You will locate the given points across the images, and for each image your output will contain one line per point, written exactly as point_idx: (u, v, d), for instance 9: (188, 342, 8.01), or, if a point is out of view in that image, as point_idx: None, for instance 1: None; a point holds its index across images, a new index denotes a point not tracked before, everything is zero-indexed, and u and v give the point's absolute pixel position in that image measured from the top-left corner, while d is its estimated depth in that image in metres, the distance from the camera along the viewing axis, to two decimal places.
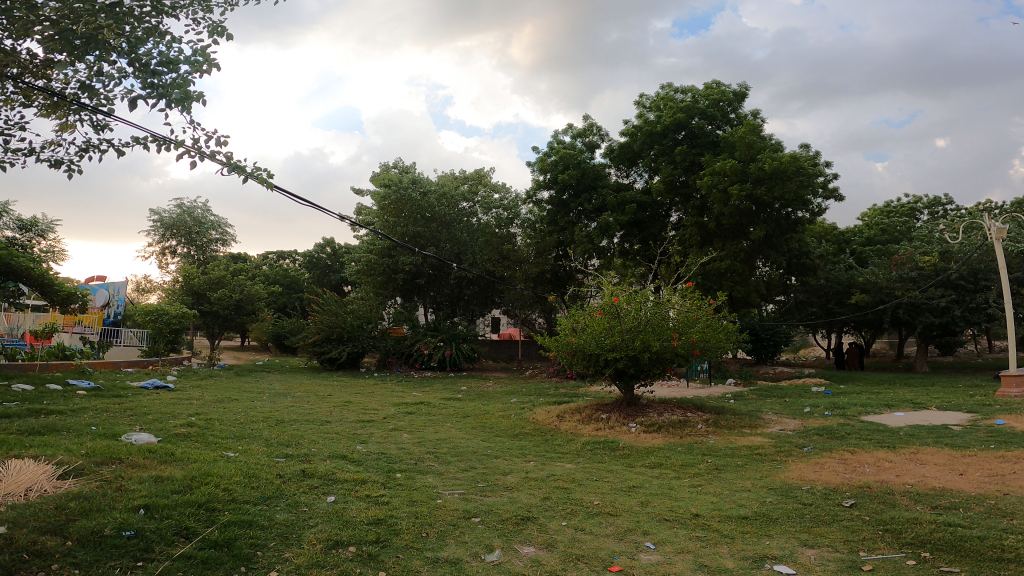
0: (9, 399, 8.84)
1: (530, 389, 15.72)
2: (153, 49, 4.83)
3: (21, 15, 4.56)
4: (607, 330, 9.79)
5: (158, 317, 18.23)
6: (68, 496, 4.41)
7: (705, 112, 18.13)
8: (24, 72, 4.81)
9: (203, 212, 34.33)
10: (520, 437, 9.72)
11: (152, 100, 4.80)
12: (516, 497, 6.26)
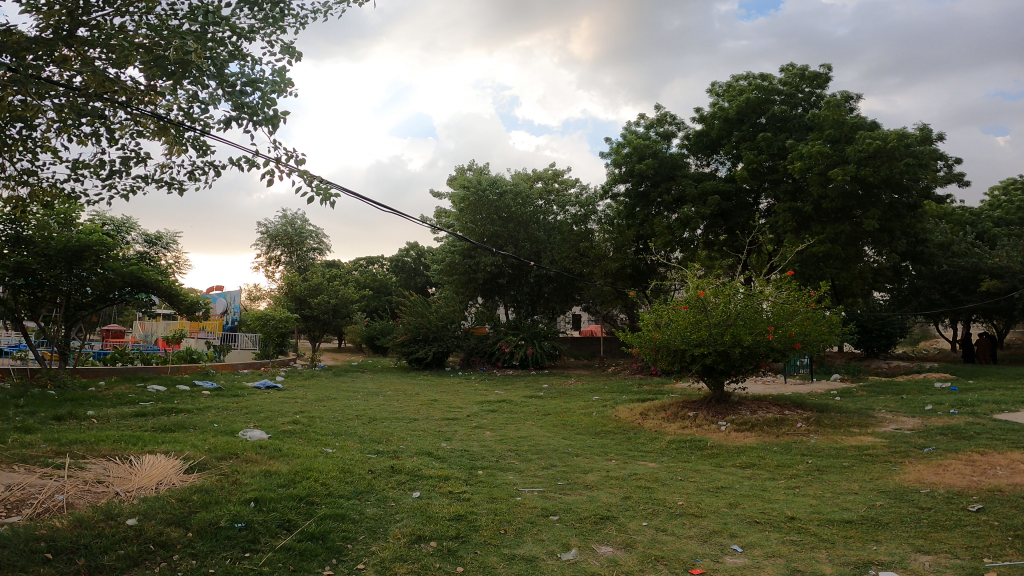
0: (146, 399, 9.97)
1: (613, 386, 15.53)
2: (239, 72, 5.21)
3: (121, 45, 5.01)
4: (693, 324, 9.44)
5: (266, 322, 19.89)
6: (191, 489, 4.83)
7: (786, 95, 17.52)
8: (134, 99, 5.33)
9: (302, 222, 36.78)
10: (602, 435, 9.62)
11: (242, 120, 5.18)
12: (595, 495, 6.22)
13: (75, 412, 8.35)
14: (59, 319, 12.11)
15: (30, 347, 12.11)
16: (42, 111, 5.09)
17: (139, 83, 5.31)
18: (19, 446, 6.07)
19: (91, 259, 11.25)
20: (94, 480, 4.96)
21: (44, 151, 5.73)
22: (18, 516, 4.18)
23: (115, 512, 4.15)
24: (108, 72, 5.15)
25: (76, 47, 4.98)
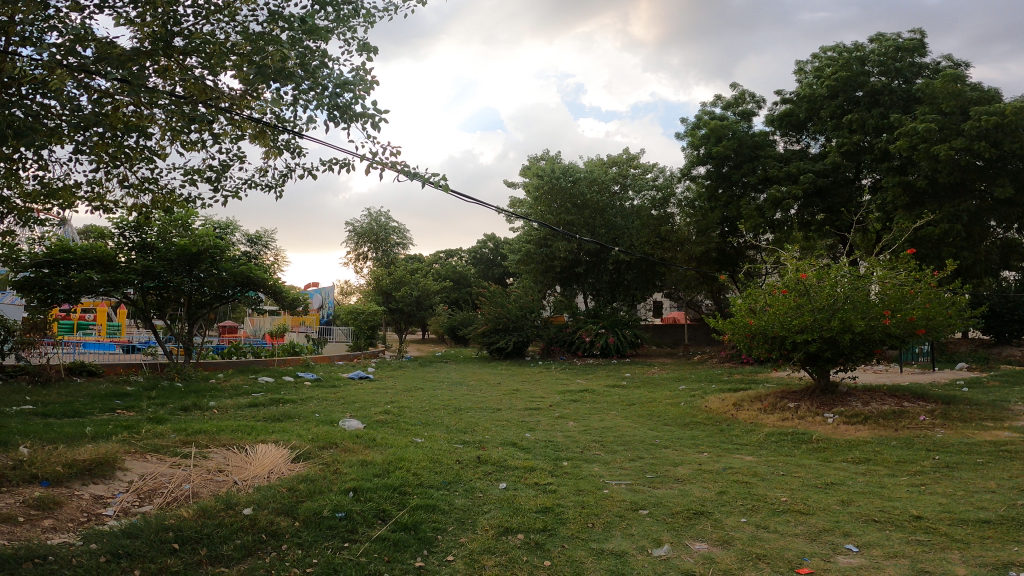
0: (256, 390, 10.76)
1: (701, 375, 15.02)
2: (327, 72, 5.26)
3: (217, 53, 5.20)
4: (793, 310, 8.87)
5: (358, 315, 20.87)
6: (298, 479, 5.13)
7: (884, 67, 15.83)
8: (231, 106, 5.54)
9: (386, 218, 38.19)
10: (691, 426, 9.31)
11: (335, 119, 5.25)
12: (688, 490, 6.02)
13: (198, 403, 9.13)
14: (183, 317, 13.30)
15: (159, 343, 13.36)
16: (151, 123, 5.42)
17: (232, 89, 5.52)
18: (153, 436, 6.71)
19: (207, 261, 12.25)
20: (215, 468, 5.40)
21: (156, 161, 6.15)
22: (152, 504, 4.62)
23: (233, 501, 4.44)
24: (204, 80, 5.37)
25: (174, 59, 5.22)
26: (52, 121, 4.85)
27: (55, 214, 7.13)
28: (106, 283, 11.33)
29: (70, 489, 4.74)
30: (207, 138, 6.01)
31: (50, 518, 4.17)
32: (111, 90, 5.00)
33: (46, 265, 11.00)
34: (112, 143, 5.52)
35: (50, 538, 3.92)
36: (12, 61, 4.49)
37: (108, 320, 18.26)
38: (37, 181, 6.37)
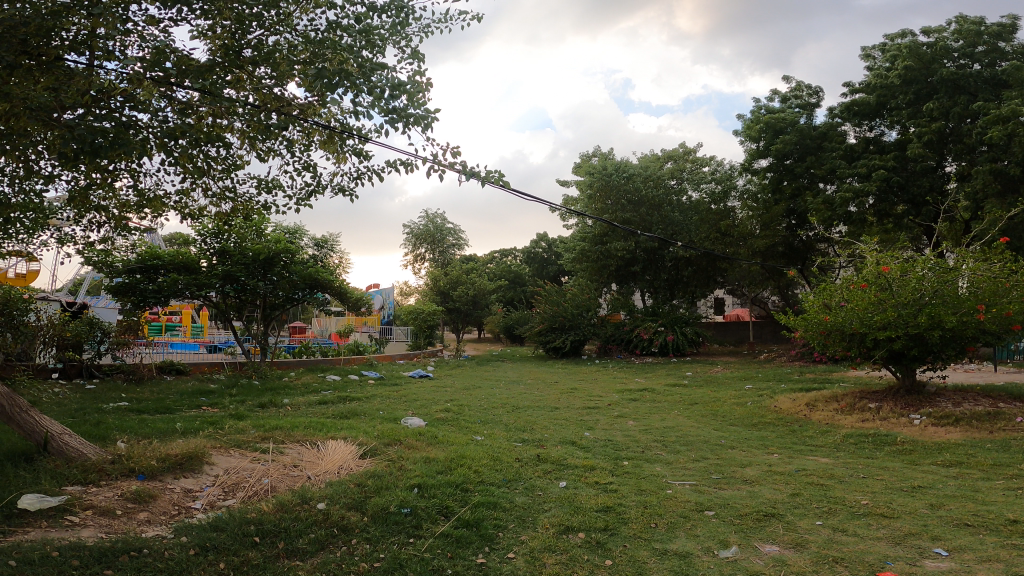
0: (325, 388, 11.21)
1: (768, 374, 14.49)
2: (384, 78, 5.38)
3: (282, 63, 5.42)
4: (875, 305, 8.41)
5: (417, 316, 21.38)
6: (366, 474, 5.31)
7: (964, 53, 14.95)
8: (298, 114, 5.78)
9: (442, 220, 38.84)
10: (760, 427, 9.02)
11: (393, 124, 5.37)
12: (757, 491, 5.84)
13: (273, 400, 9.61)
14: (259, 318, 13.97)
15: (237, 343, 14.12)
16: (227, 132, 5.71)
17: (298, 97, 5.75)
18: (235, 431, 7.12)
19: (280, 264, 12.86)
20: (291, 464, 5.69)
21: (235, 170, 6.51)
22: (235, 498, 4.90)
23: (308, 496, 4.65)
24: (272, 89, 5.61)
25: (245, 69, 5.47)
26: (140, 132, 5.19)
27: (146, 223, 7.70)
28: (191, 287, 12.16)
29: (162, 482, 5.10)
30: (279, 145, 6.28)
31: (145, 511, 4.50)
32: (189, 101, 5.29)
33: (137, 270, 12.01)
34: (193, 153, 5.86)
35: (145, 530, 4.23)
36: (103, 76, 4.82)
37: (191, 322, 19.46)
38: (133, 193, 6.91)
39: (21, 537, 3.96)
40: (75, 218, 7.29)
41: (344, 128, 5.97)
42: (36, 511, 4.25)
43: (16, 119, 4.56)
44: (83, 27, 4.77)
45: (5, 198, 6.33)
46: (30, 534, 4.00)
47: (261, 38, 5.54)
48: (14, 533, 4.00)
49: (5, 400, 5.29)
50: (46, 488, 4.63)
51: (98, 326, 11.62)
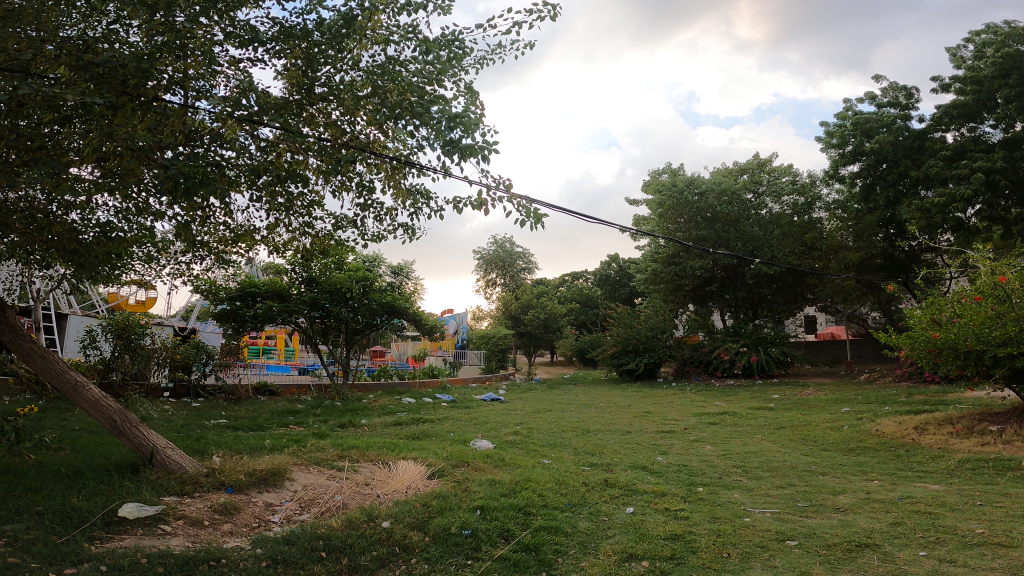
0: (400, 410, 11.52)
1: (869, 396, 13.42)
2: (441, 110, 5.61)
3: (350, 99, 5.79)
4: (992, 320, 7.67)
5: (489, 340, 21.64)
6: (431, 495, 5.42)
7: None
8: (364, 148, 6.12)
9: (511, 244, 39.35)
10: (858, 452, 8.39)
11: (451, 155, 5.58)
12: (851, 520, 5.43)
13: (352, 420, 10.02)
14: (343, 343, 14.67)
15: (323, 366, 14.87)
16: (304, 168, 6.13)
17: (365, 133, 6.11)
18: (316, 450, 7.48)
19: (359, 292, 13.54)
20: (362, 482, 5.92)
21: (314, 205, 6.96)
22: (309, 513, 5.13)
23: (374, 514, 4.80)
24: (343, 125, 6.00)
25: (316, 106, 5.85)
26: (227, 170, 5.67)
27: (241, 256, 8.39)
28: (283, 313, 13.03)
29: (248, 495, 5.45)
30: (351, 181, 6.66)
31: (230, 522, 4.82)
32: (270, 138, 5.74)
33: (238, 298, 12.98)
34: (275, 190, 6.33)
35: (227, 541, 4.52)
36: (195, 116, 5.30)
37: (284, 345, 20.74)
38: (229, 228, 7.58)
39: (118, 543, 4.34)
40: (184, 251, 8.11)
41: (409, 160, 6.25)
42: (134, 519, 4.67)
43: (124, 159, 5.10)
44: (175, 70, 5.27)
45: (122, 233, 7.11)
46: (128, 541, 4.39)
47: (329, 75, 5.91)
48: (113, 539, 4.41)
49: (118, 415, 5.88)
50: (146, 497, 5.07)
51: (204, 349, 12.63)
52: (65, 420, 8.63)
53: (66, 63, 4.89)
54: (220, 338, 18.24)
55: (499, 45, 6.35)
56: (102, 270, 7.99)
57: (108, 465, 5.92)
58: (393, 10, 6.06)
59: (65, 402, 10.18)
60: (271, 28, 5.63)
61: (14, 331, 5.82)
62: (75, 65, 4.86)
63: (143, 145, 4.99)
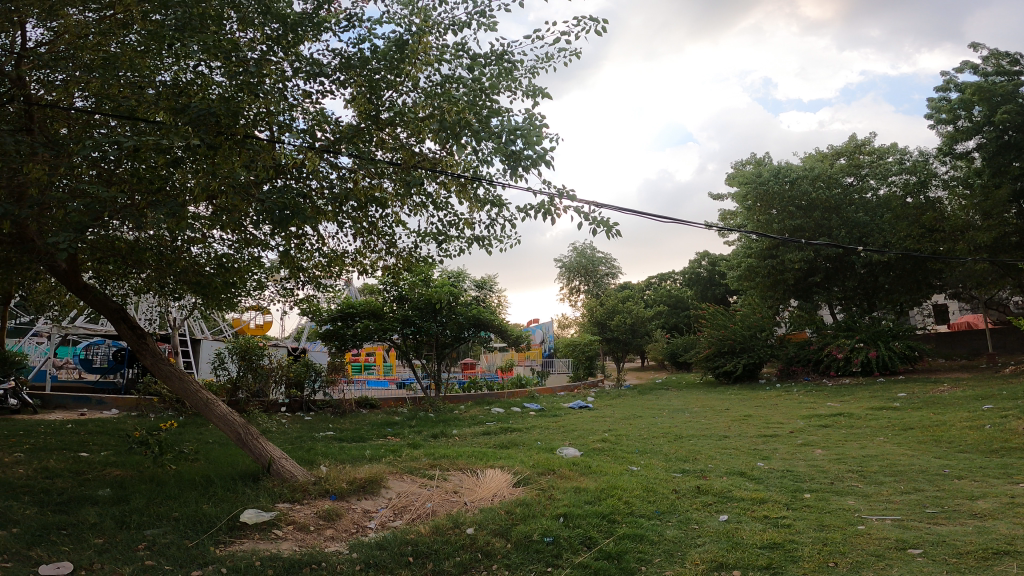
0: (489, 420, 11.73)
1: (1014, 392, 11.93)
2: (501, 124, 5.75)
3: (415, 122, 6.10)
4: None
5: (576, 347, 21.50)
6: (516, 502, 5.51)
7: None
8: (434, 167, 6.37)
9: (591, 250, 39.00)
10: (1000, 454, 7.50)
11: (515, 167, 5.70)
12: (988, 528, 4.88)
13: (443, 431, 10.34)
14: (433, 356, 15.20)
15: (417, 379, 15.47)
16: (380, 191, 6.49)
17: (433, 152, 6.40)
18: (410, 459, 7.82)
19: (446, 307, 14.03)
20: (452, 490, 6.12)
21: (395, 226, 7.35)
22: (401, 520, 5.38)
23: (460, 521, 4.97)
24: (412, 147, 6.31)
25: (384, 130, 6.20)
26: (313, 199, 6.10)
27: (336, 279, 8.99)
28: (378, 331, 13.75)
29: (348, 502, 5.81)
30: (426, 200, 6.98)
31: (331, 528, 5.17)
32: (347, 166, 6.16)
33: (338, 318, 13.83)
34: (359, 214, 6.70)
35: (329, 545, 4.85)
36: (281, 151, 5.85)
37: (381, 361, 21.78)
38: (322, 253, 8.15)
39: (239, 547, 4.78)
40: (289, 277, 8.82)
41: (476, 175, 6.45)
42: (252, 524, 5.12)
43: (227, 195, 5.65)
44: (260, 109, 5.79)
45: (236, 264, 7.88)
46: (246, 544, 4.82)
47: (392, 100, 6.28)
48: (235, 542, 4.86)
49: (243, 429, 6.55)
50: (263, 504, 5.55)
51: (313, 366, 13.52)
52: (198, 435, 9.59)
53: (168, 108, 5.47)
54: (324, 356, 19.48)
55: (547, 53, 6.46)
56: (223, 299, 8.87)
57: (232, 475, 6.53)
58: (440, 31, 6.36)
59: (199, 419, 11.26)
60: (334, 62, 6.08)
61: (155, 354, 6.62)
62: (176, 111, 5.45)
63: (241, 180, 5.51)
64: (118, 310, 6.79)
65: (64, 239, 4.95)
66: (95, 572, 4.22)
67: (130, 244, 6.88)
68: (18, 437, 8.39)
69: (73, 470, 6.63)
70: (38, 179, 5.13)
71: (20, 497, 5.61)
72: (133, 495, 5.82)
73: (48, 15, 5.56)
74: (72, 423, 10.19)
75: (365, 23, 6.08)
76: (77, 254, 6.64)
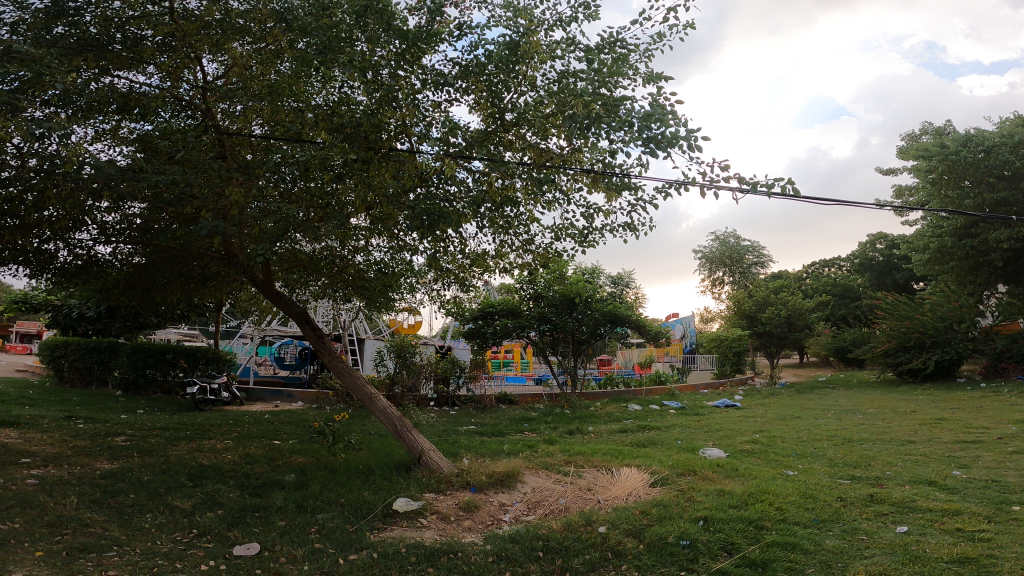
0: (627, 417, 11.40)
1: None
2: (632, 111, 5.52)
3: (541, 121, 6.08)
4: None
5: (723, 342, 20.19)
6: (652, 503, 5.25)
7: None
8: (565, 162, 6.30)
9: (736, 239, 36.53)
10: None
11: (653, 151, 5.43)
12: None
13: (579, 427, 10.25)
14: (569, 353, 15.16)
15: (554, 376, 15.54)
16: (515, 191, 6.55)
17: (560, 148, 6.34)
18: (545, 455, 7.84)
19: (582, 304, 13.94)
20: (585, 487, 6.00)
21: (529, 224, 7.40)
22: (534, 515, 5.39)
23: (592, 519, 4.85)
24: (539, 145, 6.30)
25: (511, 131, 6.26)
26: (455, 204, 6.31)
27: (478, 279, 9.30)
28: (516, 328, 14.06)
29: (487, 495, 5.93)
30: (559, 196, 6.91)
31: (469, 519, 5.31)
32: (481, 169, 6.30)
33: (479, 317, 14.41)
34: (498, 214, 6.80)
35: (465, 535, 4.98)
36: (422, 159, 6.12)
37: (519, 358, 22.28)
38: (465, 254, 8.48)
39: (390, 533, 5.00)
40: (434, 280, 9.25)
41: (609, 167, 6.30)
42: (401, 512, 5.34)
43: (381, 205, 6.06)
44: (398, 121, 6.13)
45: (393, 269, 8.47)
46: (395, 531, 5.04)
47: (513, 101, 6.31)
48: (386, 529, 5.09)
49: (398, 421, 7.01)
50: (413, 494, 5.79)
51: (457, 364, 13.98)
52: (362, 426, 10.51)
53: (326, 128, 6.02)
54: (467, 353, 20.38)
55: (659, 34, 6.08)
56: (382, 301, 9.62)
57: (388, 462, 6.93)
58: (546, 28, 6.28)
59: (365, 411, 12.35)
60: (453, 71, 6.26)
61: (331, 352, 7.36)
62: (332, 129, 5.96)
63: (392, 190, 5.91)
64: (303, 313, 7.60)
65: (264, 250, 5.61)
66: (278, 552, 4.52)
67: (310, 256, 7.74)
68: (229, 425, 9.85)
69: (267, 456, 7.39)
70: (239, 201, 5.85)
71: (227, 481, 6.13)
72: (312, 482, 6.14)
73: (216, 51, 6.27)
74: (265, 413, 11.69)
75: (475, 29, 6.18)
76: (270, 266, 7.54)
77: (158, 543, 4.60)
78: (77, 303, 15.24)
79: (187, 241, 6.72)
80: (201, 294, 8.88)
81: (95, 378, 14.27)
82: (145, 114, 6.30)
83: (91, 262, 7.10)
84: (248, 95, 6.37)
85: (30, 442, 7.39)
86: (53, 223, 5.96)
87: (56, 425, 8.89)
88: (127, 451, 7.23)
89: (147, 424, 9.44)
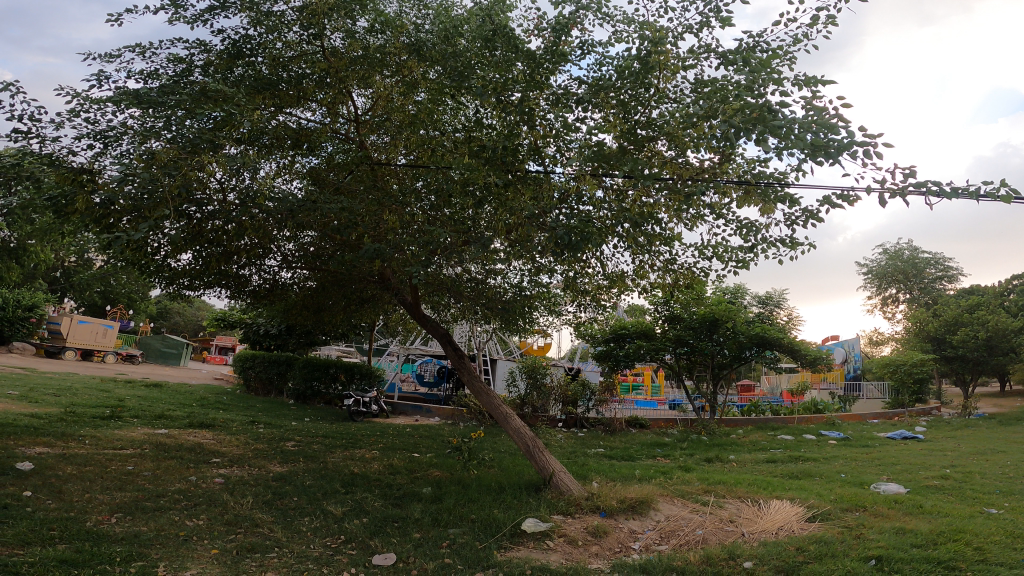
0: (776, 447, 10.30)
1: None
2: (786, 118, 5.05)
3: (683, 135, 5.79)
4: None
5: (898, 368, 17.50)
6: (810, 538, 4.59)
7: None
8: (710, 174, 5.90)
9: (911, 251, 32.29)
10: None
11: (815, 158, 4.91)
12: None
13: (721, 455, 9.44)
14: (709, 378, 14.18)
15: (691, 402, 14.63)
16: (657, 209, 6.18)
17: (701, 161, 5.97)
18: (682, 482, 7.27)
19: (724, 325, 12.99)
20: (727, 519, 5.42)
21: (671, 243, 7.00)
22: (669, 544, 4.95)
23: (735, 553, 4.35)
24: (678, 160, 6.01)
25: (646, 147, 6.05)
26: (595, 224, 6.14)
27: (616, 301, 9.02)
28: (651, 351, 13.46)
29: (617, 521, 5.57)
30: (703, 212, 6.43)
31: (597, 545, 5.00)
32: (618, 186, 6.10)
33: (612, 339, 14.02)
34: (637, 233, 6.43)
35: (593, 561, 4.68)
36: (554, 181, 6.13)
37: (652, 381, 21.31)
38: (603, 276, 8.22)
39: (517, 553, 4.83)
40: (572, 302, 9.09)
41: (760, 178, 5.83)
42: (528, 533, 5.16)
43: (519, 228, 6.06)
44: (535, 144, 6.16)
45: (529, 292, 8.55)
46: (522, 552, 4.85)
47: (647, 116, 6.11)
48: (514, 548, 4.91)
49: (531, 442, 6.91)
50: (542, 514, 5.60)
51: (588, 386, 13.76)
52: (495, 444, 10.61)
53: (467, 154, 6.20)
54: (600, 376, 19.91)
55: (801, 32, 5.57)
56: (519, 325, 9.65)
57: (521, 482, 6.84)
58: (675, 36, 5.98)
59: (497, 430, 12.51)
60: (581, 89, 6.16)
61: (471, 372, 7.45)
62: (473, 156, 6.14)
63: (532, 213, 5.96)
64: (448, 334, 7.79)
65: (415, 273, 5.88)
66: (410, 566, 4.41)
67: (453, 280, 7.97)
68: (378, 436, 10.45)
69: (408, 467, 7.66)
70: (393, 226, 6.18)
71: (372, 489, 6.40)
72: (447, 496, 6.22)
73: (363, 84, 6.78)
74: (408, 427, 12.29)
75: (598, 47, 6.08)
76: (417, 289, 7.90)
77: (311, 547, 4.67)
78: (261, 321, 17.31)
79: (351, 266, 7.18)
80: (361, 314, 9.60)
81: (274, 388, 16.17)
82: (313, 149, 6.94)
83: (276, 286, 7.96)
84: (394, 126, 6.77)
85: (219, 443, 8.36)
86: (247, 250, 6.69)
87: (241, 428, 10.02)
88: (295, 455, 7.88)
89: (310, 431, 10.35)
